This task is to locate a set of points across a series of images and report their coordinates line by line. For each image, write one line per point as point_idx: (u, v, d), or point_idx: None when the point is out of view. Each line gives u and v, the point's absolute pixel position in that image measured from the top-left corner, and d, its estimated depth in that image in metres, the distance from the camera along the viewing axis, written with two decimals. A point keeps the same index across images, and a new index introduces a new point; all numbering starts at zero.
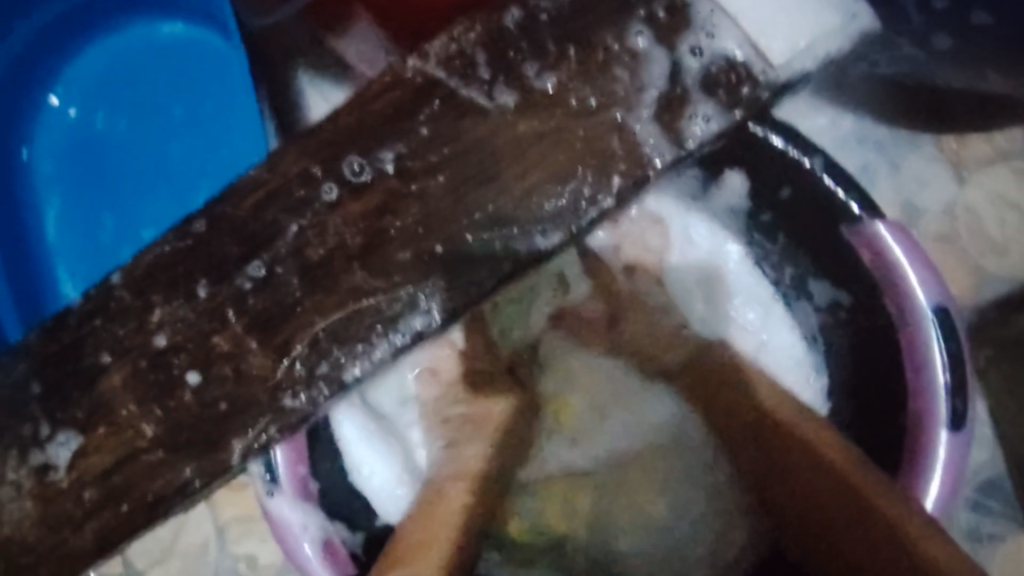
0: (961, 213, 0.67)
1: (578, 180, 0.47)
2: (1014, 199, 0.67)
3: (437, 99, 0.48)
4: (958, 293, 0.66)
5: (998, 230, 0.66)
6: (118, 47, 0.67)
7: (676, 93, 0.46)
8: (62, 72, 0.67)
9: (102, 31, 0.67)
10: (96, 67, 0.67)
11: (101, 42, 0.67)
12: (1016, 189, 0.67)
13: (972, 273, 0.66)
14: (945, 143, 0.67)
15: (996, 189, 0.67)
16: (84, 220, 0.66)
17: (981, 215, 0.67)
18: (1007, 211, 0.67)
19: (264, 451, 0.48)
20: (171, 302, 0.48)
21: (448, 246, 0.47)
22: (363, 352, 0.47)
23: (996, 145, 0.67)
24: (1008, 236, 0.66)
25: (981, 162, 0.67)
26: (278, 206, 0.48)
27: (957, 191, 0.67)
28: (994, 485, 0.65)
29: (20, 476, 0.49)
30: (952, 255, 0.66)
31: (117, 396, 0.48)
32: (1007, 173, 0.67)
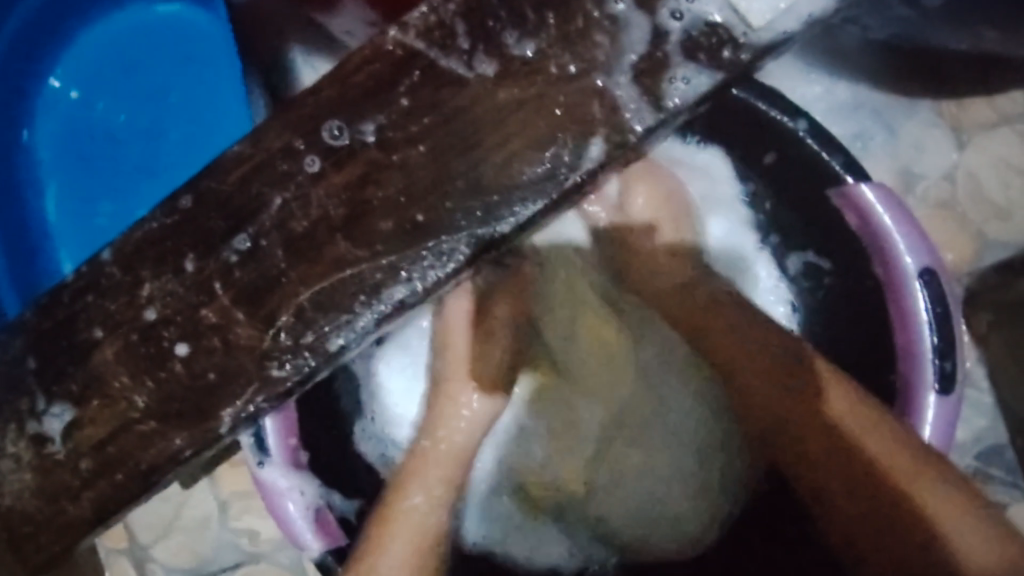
0: (962, 179, 0.65)
1: (558, 146, 0.47)
2: (1020, 164, 0.64)
3: (417, 71, 0.48)
4: (957, 259, 0.64)
5: (1002, 194, 0.64)
6: (117, 29, 0.68)
7: (657, 56, 0.46)
8: (60, 55, 0.68)
9: (100, 14, 0.68)
10: (92, 49, 0.68)
11: (97, 25, 0.68)
12: (1021, 152, 0.64)
13: (974, 239, 0.64)
14: (945, 107, 0.65)
15: (1000, 153, 0.64)
16: (83, 200, 0.67)
17: (983, 182, 0.65)
18: (1012, 175, 0.64)
19: (253, 421, 0.49)
20: (160, 277, 0.49)
21: (429, 215, 0.47)
22: (347, 323, 0.47)
23: (999, 108, 0.64)
24: (1011, 200, 0.64)
25: (983, 126, 0.64)
26: (263, 179, 0.49)
27: (956, 157, 0.65)
28: (995, 453, 0.63)
29: (20, 448, 0.51)
30: (952, 224, 0.65)
31: (110, 368, 0.50)
32: (1011, 136, 0.64)
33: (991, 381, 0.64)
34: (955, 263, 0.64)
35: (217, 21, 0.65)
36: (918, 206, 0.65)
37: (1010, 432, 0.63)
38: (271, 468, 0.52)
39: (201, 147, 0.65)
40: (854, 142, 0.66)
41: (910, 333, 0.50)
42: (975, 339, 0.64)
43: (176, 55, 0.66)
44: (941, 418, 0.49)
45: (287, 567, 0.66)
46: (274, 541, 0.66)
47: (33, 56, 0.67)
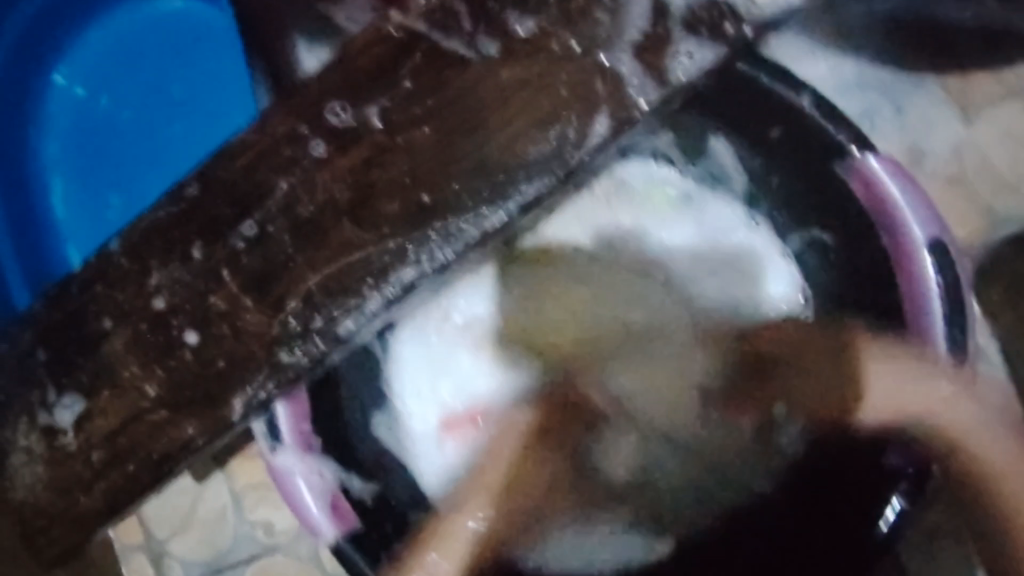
0: (969, 153, 0.65)
1: (563, 124, 0.46)
2: None
3: (420, 53, 0.48)
4: (968, 234, 0.64)
5: (1010, 167, 0.64)
6: (119, 24, 0.68)
7: (658, 33, 0.46)
8: (64, 51, 0.68)
9: (103, 10, 0.68)
10: (97, 44, 0.68)
11: (100, 21, 0.68)
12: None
13: (984, 214, 0.64)
14: (951, 83, 0.64)
15: (1007, 126, 0.64)
16: (89, 196, 0.67)
17: (991, 153, 0.65)
18: (1020, 149, 0.64)
19: (264, 408, 0.49)
20: (167, 265, 0.49)
21: (435, 195, 0.47)
22: (356, 306, 0.47)
23: (1005, 81, 0.64)
24: (1020, 174, 0.64)
25: (989, 100, 0.64)
26: (268, 165, 0.49)
27: (964, 132, 0.64)
28: None
29: (32, 441, 0.51)
30: (961, 198, 0.65)
31: (120, 358, 0.50)
32: (1017, 110, 0.64)
33: None
34: (966, 237, 0.64)
35: (223, 15, 0.66)
36: (928, 182, 0.65)
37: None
38: (285, 454, 0.51)
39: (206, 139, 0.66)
40: (863, 120, 0.65)
41: (917, 302, 0.50)
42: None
43: (181, 49, 0.66)
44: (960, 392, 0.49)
45: (304, 558, 0.65)
46: (290, 533, 0.65)
47: (38, 54, 0.67)
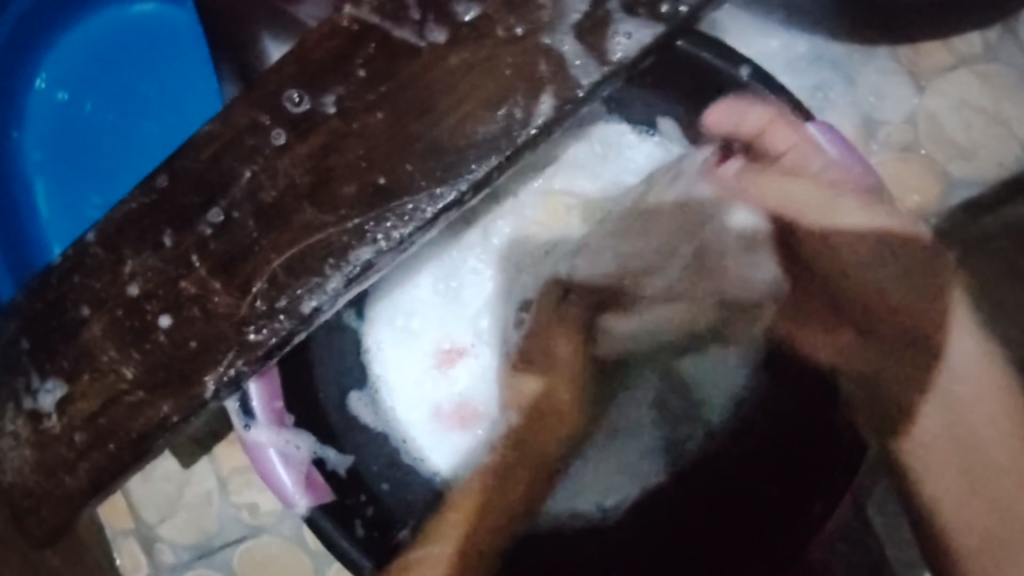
0: (923, 122, 0.66)
1: (510, 105, 0.48)
2: (981, 105, 0.65)
3: (372, 43, 0.50)
4: (924, 201, 0.65)
5: (964, 134, 0.65)
6: (96, 29, 0.70)
7: (599, 14, 0.47)
8: (43, 56, 0.70)
9: (78, 16, 0.71)
10: (75, 49, 0.70)
11: (75, 27, 0.71)
12: (980, 93, 0.65)
13: (939, 179, 0.65)
14: (903, 54, 0.66)
15: (960, 95, 0.65)
16: (71, 195, 0.69)
17: (945, 122, 0.65)
18: (973, 116, 0.65)
19: (237, 385, 0.51)
20: (140, 254, 0.52)
21: (390, 177, 0.49)
22: (318, 285, 0.49)
23: (955, 51, 0.66)
24: (974, 140, 0.65)
25: (940, 70, 0.66)
26: (233, 155, 0.51)
27: (917, 100, 0.66)
28: None
29: (18, 425, 0.53)
30: (917, 165, 0.65)
31: (98, 343, 0.52)
32: (971, 78, 0.65)
33: None
34: (921, 204, 0.65)
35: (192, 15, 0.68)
36: (882, 151, 0.66)
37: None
38: (257, 429, 0.55)
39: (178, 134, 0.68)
40: (815, 93, 0.67)
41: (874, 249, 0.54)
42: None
43: (153, 50, 0.69)
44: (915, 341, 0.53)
45: (287, 536, 0.68)
46: (275, 513, 0.68)
47: (18, 62, 0.70)
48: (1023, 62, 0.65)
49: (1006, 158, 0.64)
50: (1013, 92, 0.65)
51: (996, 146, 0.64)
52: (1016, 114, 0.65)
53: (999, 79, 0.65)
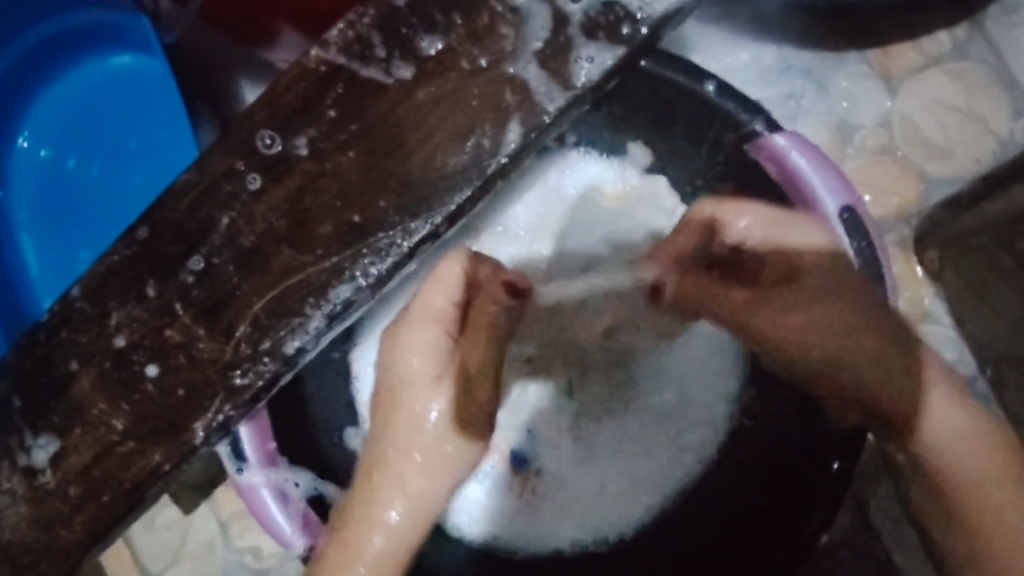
0: (898, 123, 0.67)
1: (478, 135, 0.49)
2: (953, 103, 0.66)
3: (341, 84, 0.50)
4: (907, 202, 0.66)
5: (939, 133, 0.66)
6: (76, 87, 0.68)
7: (560, 41, 0.48)
8: (26, 114, 0.68)
9: (56, 74, 0.68)
10: (55, 107, 0.68)
11: (57, 83, 0.68)
12: (953, 91, 0.66)
13: (919, 179, 0.66)
14: (873, 57, 0.67)
15: (931, 95, 0.67)
16: (61, 251, 0.67)
17: (919, 122, 0.67)
18: (947, 114, 0.66)
19: (225, 430, 0.52)
20: (125, 305, 0.52)
21: (365, 215, 0.50)
22: (300, 325, 0.50)
23: (925, 51, 0.67)
24: (950, 139, 0.66)
25: (911, 71, 0.67)
26: (210, 202, 0.51)
27: (890, 104, 0.67)
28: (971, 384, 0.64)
29: (14, 483, 0.53)
30: (895, 167, 0.66)
31: (88, 397, 0.52)
32: (941, 76, 0.66)
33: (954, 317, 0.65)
34: (902, 205, 0.66)
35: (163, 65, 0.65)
36: (858, 155, 0.67)
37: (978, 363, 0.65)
38: (250, 472, 0.55)
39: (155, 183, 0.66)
40: (787, 102, 0.67)
41: None
42: (931, 274, 0.66)
43: (136, 105, 0.67)
44: None
45: None
46: (278, 555, 0.68)
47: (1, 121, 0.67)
48: (993, 58, 0.66)
49: (983, 155, 0.66)
50: (985, 89, 0.66)
51: (971, 143, 0.66)
52: (989, 109, 0.66)
53: (971, 76, 0.66)
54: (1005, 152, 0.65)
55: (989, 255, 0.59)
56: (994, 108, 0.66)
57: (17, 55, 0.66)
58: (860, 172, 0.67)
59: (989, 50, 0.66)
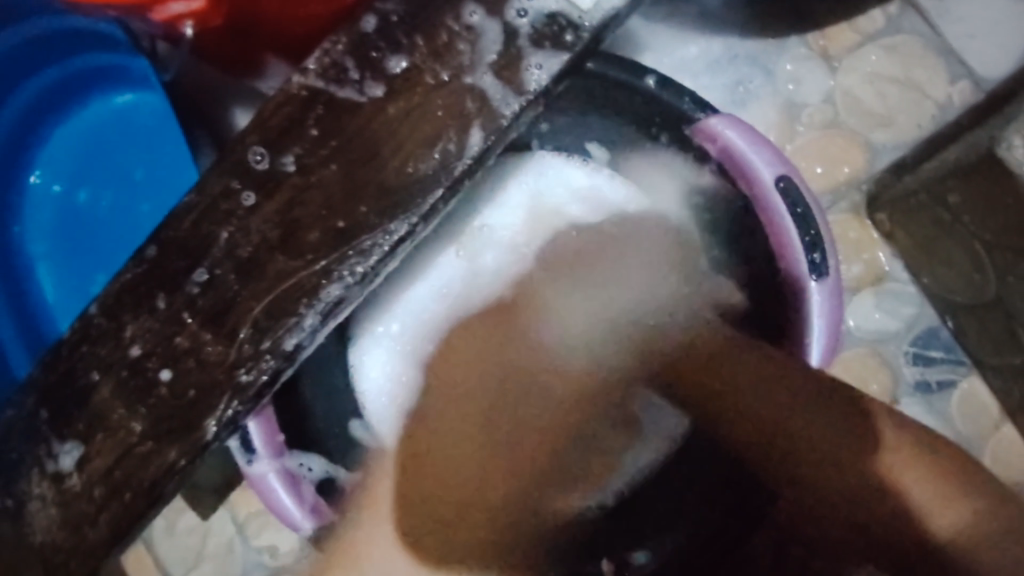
0: (841, 98, 0.73)
1: (444, 140, 0.54)
2: (892, 75, 0.72)
3: (320, 105, 0.56)
4: (854, 169, 0.72)
5: (881, 103, 0.72)
6: (83, 125, 0.74)
7: (511, 52, 0.54)
8: (39, 153, 0.74)
9: (64, 114, 0.74)
10: (65, 146, 0.74)
11: (68, 122, 0.74)
12: (889, 65, 0.72)
13: (865, 148, 0.72)
14: (813, 41, 0.73)
15: (869, 69, 0.73)
16: (77, 277, 0.74)
17: (862, 96, 0.73)
18: (887, 85, 0.72)
19: (235, 425, 0.56)
20: (138, 317, 0.57)
21: (348, 220, 0.55)
22: (296, 325, 0.55)
23: (860, 30, 0.73)
24: (891, 108, 0.72)
25: (849, 49, 0.73)
26: (209, 220, 0.56)
27: (833, 81, 0.73)
28: (932, 335, 0.72)
29: (44, 488, 0.58)
30: (842, 138, 0.72)
31: (108, 404, 0.57)
32: (877, 52, 0.73)
33: (910, 274, 0.72)
34: (853, 173, 0.72)
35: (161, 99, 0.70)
36: (808, 132, 0.73)
37: (938, 314, 0.72)
38: (260, 462, 0.59)
39: (159, 211, 0.72)
40: (737, 88, 0.73)
41: (782, 235, 0.58)
42: (884, 236, 0.72)
43: (138, 138, 0.73)
44: (827, 307, 0.58)
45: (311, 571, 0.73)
46: (295, 550, 0.73)
47: (15, 159, 0.73)
48: (925, 31, 0.72)
49: (923, 120, 0.72)
50: (921, 59, 0.72)
51: (912, 110, 0.72)
52: (925, 78, 0.72)
53: (906, 47, 0.72)
54: (944, 115, 0.72)
55: (930, 211, 0.67)
56: (930, 77, 0.72)
57: (29, 97, 0.73)
58: (810, 149, 0.72)
59: (922, 23, 0.72)
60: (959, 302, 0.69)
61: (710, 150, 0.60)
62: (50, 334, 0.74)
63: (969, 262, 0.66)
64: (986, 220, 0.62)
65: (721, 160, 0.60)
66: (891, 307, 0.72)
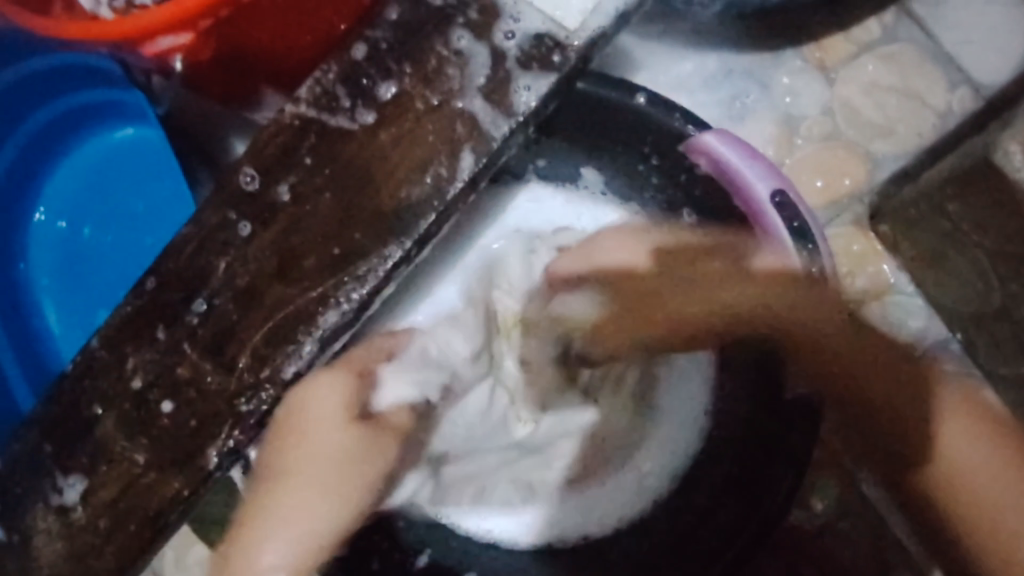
0: (839, 109, 0.73)
1: (435, 165, 0.55)
2: (890, 84, 0.72)
3: (313, 134, 0.56)
4: (855, 179, 0.72)
5: (880, 113, 0.72)
6: (85, 160, 0.75)
7: (500, 75, 0.55)
8: (43, 190, 0.75)
9: (68, 152, 0.75)
10: (68, 182, 0.75)
11: (69, 160, 0.75)
12: (887, 74, 0.72)
13: (865, 158, 0.72)
14: (809, 52, 0.73)
15: (867, 79, 0.72)
16: (79, 308, 0.74)
17: (860, 105, 0.72)
18: (885, 95, 0.72)
19: (237, 454, 0.57)
20: (139, 349, 0.57)
21: (344, 246, 0.55)
22: (294, 352, 0.55)
23: (855, 40, 0.73)
24: (890, 117, 0.72)
25: (845, 60, 0.73)
26: (208, 250, 0.57)
27: (829, 91, 0.73)
28: (942, 347, 0.71)
29: (48, 522, 0.58)
30: (842, 148, 0.72)
31: (111, 436, 0.57)
32: (874, 61, 0.72)
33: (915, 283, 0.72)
34: (854, 185, 0.72)
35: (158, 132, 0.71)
36: (807, 143, 0.73)
37: (946, 325, 0.71)
38: None
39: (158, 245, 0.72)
40: (734, 103, 0.73)
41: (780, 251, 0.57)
42: (888, 246, 0.72)
43: (138, 171, 0.73)
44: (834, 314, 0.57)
45: None
46: None
47: (21, 195, 0.75)
48: (922, 39, 0.72)
49: (923, 128, 0.71)
50: (919, 67, 0.72)
51: (911, 119, 0.72)
52: (925, 87, 0.72)
53: (903, 56, 0.72)
54: (945, 123, 0.71)
55: (930, 220, 0.65)
56: (930, 85, 0.72)
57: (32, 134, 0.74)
58: (809, 160, 0.72)
59: (919, 30, 0.72)
60: (966, 312, 0.68)
61: (703, 167, 0.60)
62: (53, 366, 0.74)
63: (974, 271, 0.64)
64: (986, 227, 0.60)
65: (712, 172, 0.60)
66: (899, 319, 0.72)
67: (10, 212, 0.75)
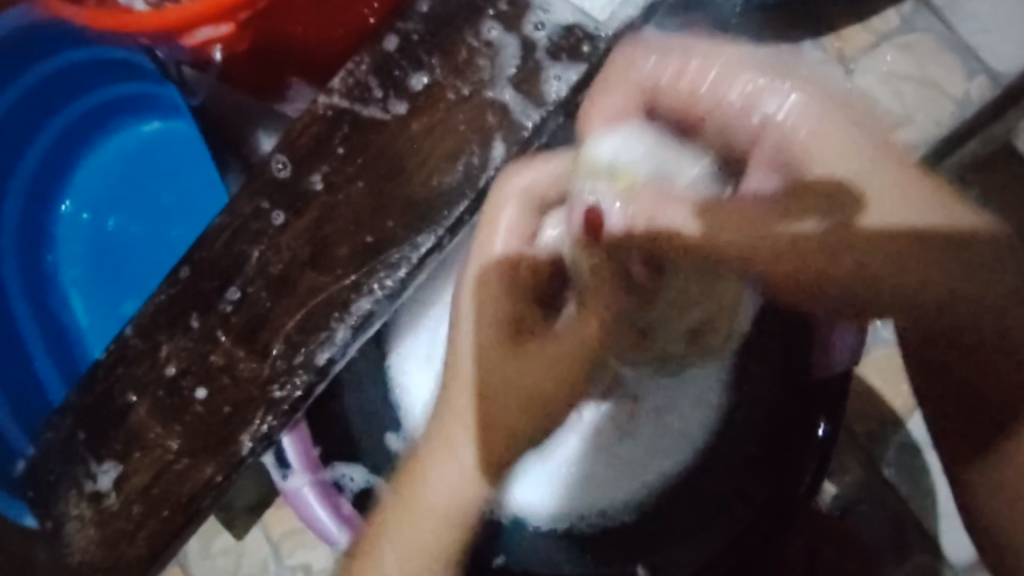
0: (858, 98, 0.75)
1: (467, 154, 0.56)
2: (908, 74, 0.74)
3: (346, 124, 0.57)
4: None
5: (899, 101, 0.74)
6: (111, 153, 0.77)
7: (529, 66, 0.56)
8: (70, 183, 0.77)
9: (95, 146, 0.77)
10: (94, 175, 0.77)
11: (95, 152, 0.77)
12: (905, 65, 0.74)
13: None
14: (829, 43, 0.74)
15: (886, 69, 0.74)
16: (108, 301, 0.76)
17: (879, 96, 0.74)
18: (903, 84, 0.74)
19: (270, 440, 0.57)
20: (173, 337, 0.58)
21: (376, 234, 0.56)
22: (327, 339, 0.56)
23: (875, 30, 0.74)
24: (909, 105, 0.73)
25: (865, 50, 0.74)
26: (242, 238, 0.58)
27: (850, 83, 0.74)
28: None
29: (81, 508, 0.59)
30: None
31: (145, 423, 0.58)
32: (892, 52, 0.74)
33: None
34: None
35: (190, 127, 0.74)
36: None
37: None
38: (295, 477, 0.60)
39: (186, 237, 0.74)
40: None
41: None
42: None
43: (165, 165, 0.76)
44: None
45: None
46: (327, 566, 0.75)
47: (49, 188, 0.77)
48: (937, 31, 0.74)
49: (943, 116, 0.72)
50: (937, 55, 0.74)
51: (930, 107, 0.73)
52: (942, 75, 0.73)
53: (920, 45, 0.74)
54: (963, 112, 0.72)
55: None
56: (947, 74, 0.73)
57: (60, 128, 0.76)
58: None
59: (937, 21, 0.74)
60: None
61: None
62: (82, 358, 0.76)
63: None
64: None
65: None
66: None
67: (39, 205, 0.76)
